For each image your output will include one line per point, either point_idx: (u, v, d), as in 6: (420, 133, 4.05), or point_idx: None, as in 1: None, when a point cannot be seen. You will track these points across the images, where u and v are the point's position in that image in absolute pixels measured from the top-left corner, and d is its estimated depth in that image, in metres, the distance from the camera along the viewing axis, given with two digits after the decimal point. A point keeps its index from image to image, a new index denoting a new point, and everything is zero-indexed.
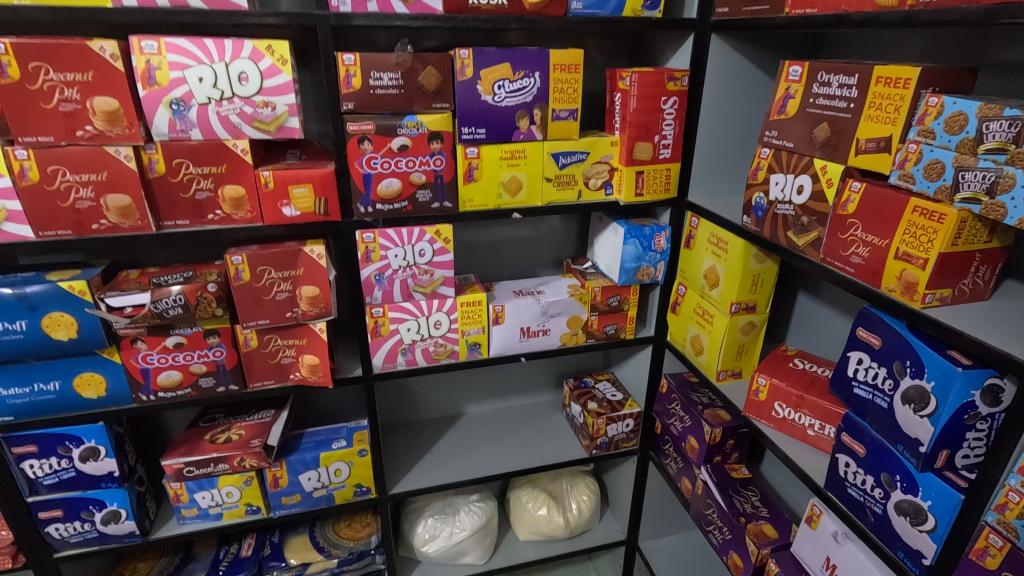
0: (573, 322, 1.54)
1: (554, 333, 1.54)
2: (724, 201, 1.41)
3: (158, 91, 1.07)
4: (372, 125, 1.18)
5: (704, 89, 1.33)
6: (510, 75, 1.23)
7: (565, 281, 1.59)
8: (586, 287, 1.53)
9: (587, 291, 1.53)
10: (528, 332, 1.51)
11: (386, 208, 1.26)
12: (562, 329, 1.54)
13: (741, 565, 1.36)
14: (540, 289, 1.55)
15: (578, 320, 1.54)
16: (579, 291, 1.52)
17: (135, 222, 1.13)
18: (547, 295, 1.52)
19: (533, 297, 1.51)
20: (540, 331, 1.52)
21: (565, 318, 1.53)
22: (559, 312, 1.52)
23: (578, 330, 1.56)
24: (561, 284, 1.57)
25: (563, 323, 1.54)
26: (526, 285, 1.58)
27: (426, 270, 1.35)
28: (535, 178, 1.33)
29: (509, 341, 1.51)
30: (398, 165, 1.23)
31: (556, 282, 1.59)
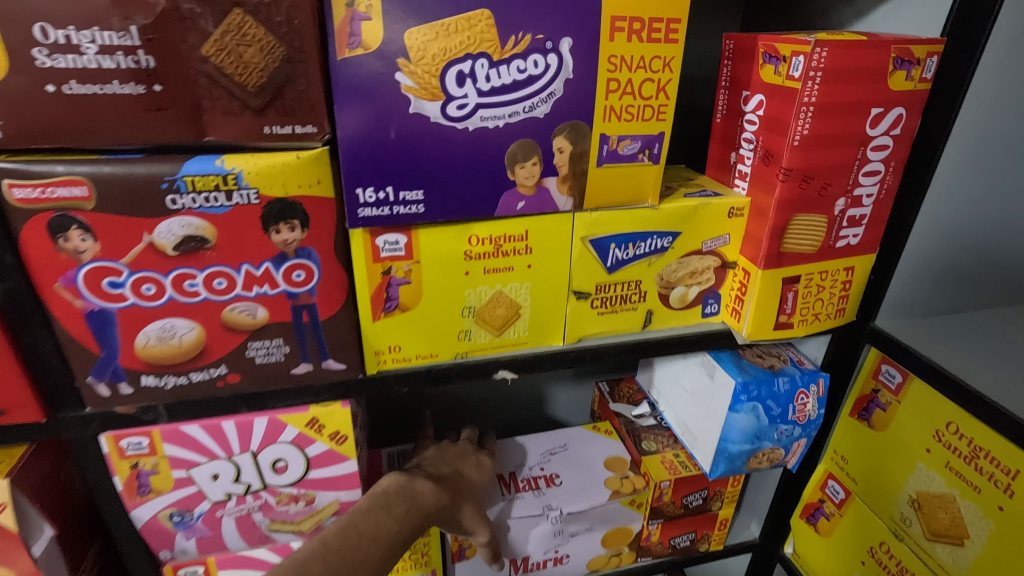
0: (611, 537, 0.80)
1: (575, 558, 0.80)
2: (962, 338, 0.64)
3: None
4: (84, 187, 0.41)
5: (970, 91, 0.54)
6: (492, 44, 0.44)
7: (602, 450, 0.84)
8: (640, 477, 0.78)
9: (641, 488, 0.77)
10: (525, 564, 0.78)
11: (170, 384, 0.50)
12: (589, 550, 0.80)
13: None
14: (549, 474, 0.80)
15: (622, 533, 0.80)
16: (625, 487, 0.77)
17: None
18: (562, 496, 0.76)
19: (538, 501, 0.76)
20: (547, 560, 0.79)
21: (595, 535, 0.79)
22: (585, 527, 0.78)
23: (623, 549, 0.82)
24: (591, 461, 0.81)
25: (594, 541, 0.80)
26: (525, 457, 0.83)
27: (294, 496, 0.59)
28: (548, 294, 0.57)
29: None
30: (185, 287, 0.46)
31: (583, 450, 0.84)
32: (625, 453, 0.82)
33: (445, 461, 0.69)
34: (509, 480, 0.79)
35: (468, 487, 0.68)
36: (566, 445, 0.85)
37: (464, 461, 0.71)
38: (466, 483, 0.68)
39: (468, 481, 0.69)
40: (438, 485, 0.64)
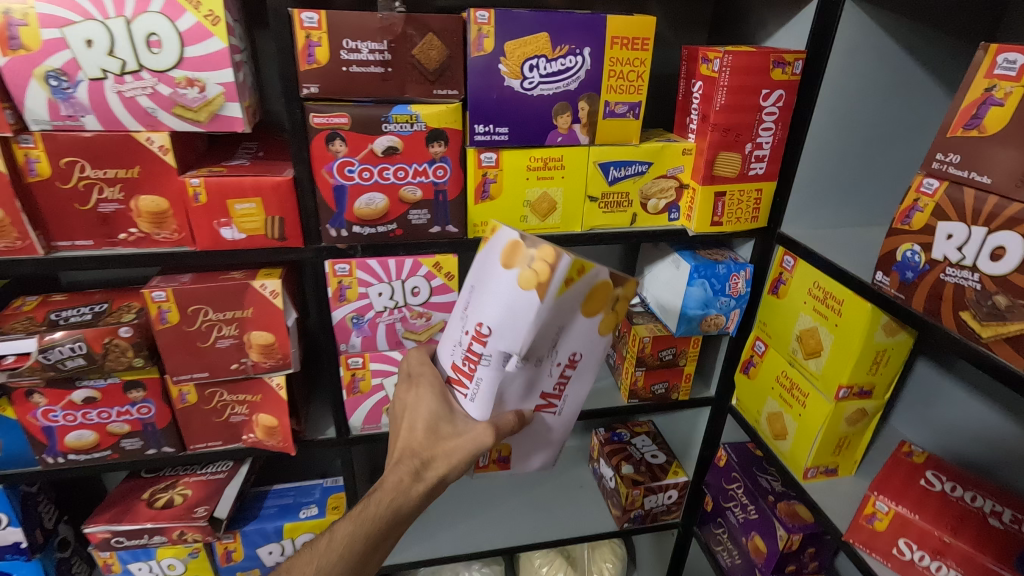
0: (592, 291, 0.75)
1: (591, 359, 0.83)
2: (832, 238, 1.02)
3: (27, 59, 0.72)
4: (346, 118, 0.82)
5: (825, 81, 0.93)
6: (548, 51, 0.85)
7: (498, 250, 0.74)
8: (548, 251, 0.69)
9: (553, 270, 0.69)
10: (546, 391, 0.83)
11: (366, 232, 0.91)
12: (594, 343, 0.81)
13: (764, 550, 1.16)
14: (475, 329, 0.75)
15: (603, 294, 0.77)
16: (542, 277, 0.68)
17: (14, 243, 0.81)
18: (509, 334, 0.72)
19: (495, 355, 0.74)
20: (557, 373, 0.81)
21: (582, 322, 0.78)
22: (564, 326, 0.76)
23: (617, 297, 0.79)
24: (495, 275, 0.73)
25: (584, 323, 0.78)
26: (456, 334, 0.79)
27: (420, 313, 1.01)
28: (574, 196, 0.97)
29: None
30: (383, 175, 0.87)
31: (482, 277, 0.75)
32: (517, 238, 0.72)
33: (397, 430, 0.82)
34: (462, 373, 0.79)
35: (424, 431, 0.79)
36: (471, 287, 0.77)
37: (410, 417, 0.81)
38: (417, 434, 0.79)
39: (427, 434, 0.78)
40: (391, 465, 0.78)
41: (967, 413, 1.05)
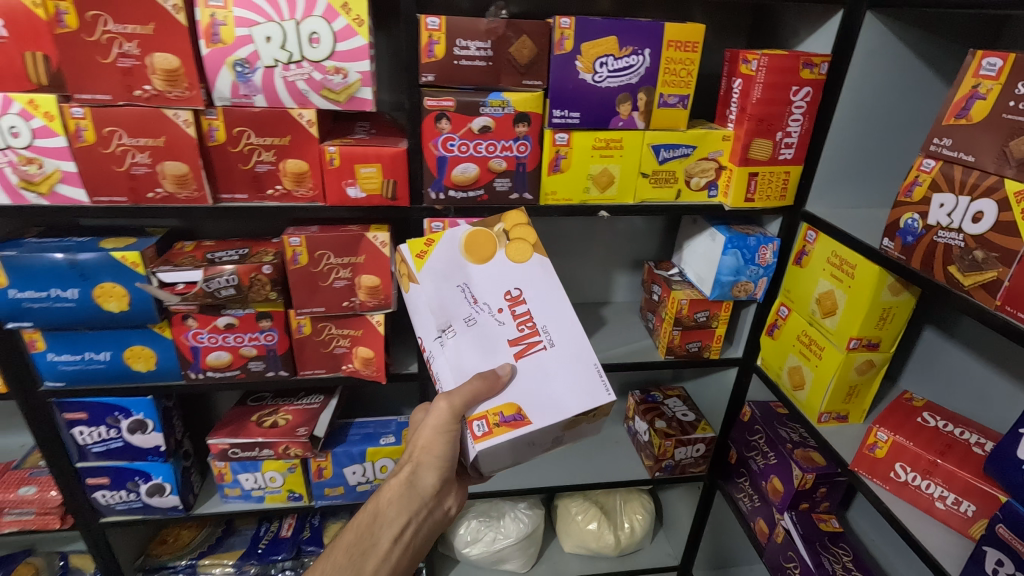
0: (463, 242, 0.99)
1: (527, 284, 0.99)
2: (850, 215, 1.19)
3: (222, 50, 0.95)
4: (452, 102, 1.03)
5: (846, 80, 1.10)
6: (616, 50, 1.04)
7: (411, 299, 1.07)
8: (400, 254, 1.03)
9: (406, 262, 1.01)
10: (512, 342, 0.96)
11: (459, 196, 1.11)
12: (516, 274, 0.99)
13: (781, 490, 1.33)
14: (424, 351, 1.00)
15: (488, 240, 0.99)
16: (407, 273, 1.01)
17: (192, 193, 1.04)
18: (425, 324, 0.99)
19: (434, 341, 0.98)
20: (498, 322, 0.97)
21: (488, 270, 0.99)
22: (465, 281, 0.98)
23: (503, 232, 1.00)
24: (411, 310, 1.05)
25: (482, 270, 0.99)
26: None
27: None
28: (629, 173, 1.16)
29: (562, 433, 0.97)
30: (477, 148, 1.08)
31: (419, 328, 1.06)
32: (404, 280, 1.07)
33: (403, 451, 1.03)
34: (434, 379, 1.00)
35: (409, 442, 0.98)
36: None
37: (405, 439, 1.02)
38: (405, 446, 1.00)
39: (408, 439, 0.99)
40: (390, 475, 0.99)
41: (966, 372, 1.19)
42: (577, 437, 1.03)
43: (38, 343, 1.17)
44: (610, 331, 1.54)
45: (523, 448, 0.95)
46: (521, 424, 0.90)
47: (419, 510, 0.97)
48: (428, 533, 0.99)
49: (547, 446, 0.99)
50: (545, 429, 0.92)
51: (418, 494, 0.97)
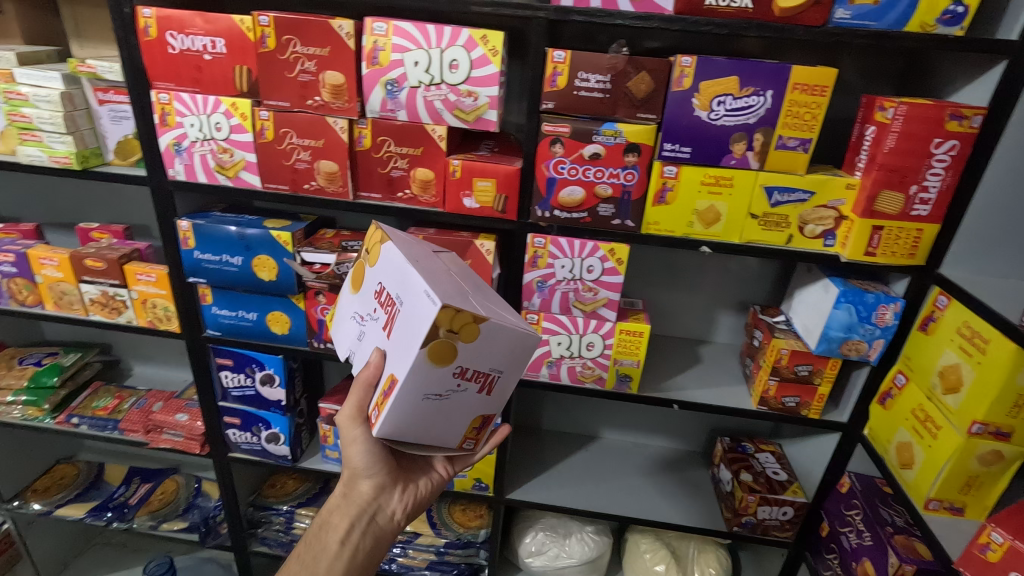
0: (349, 282, 1.06)
1: (383, 273, 0.95)
2: (992, 285, 1.07)
3: (379, 71, 1.12)
4: (567, 128, 1.10)
5: (1003, 137, 1.00)
6: (736, 90, 1.05)
7: None
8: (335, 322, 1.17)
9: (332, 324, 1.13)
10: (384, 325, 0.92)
11: (564, 216, 1.18)
12: (375, 270, 0.98)
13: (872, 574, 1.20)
14: None
15: (361, 268, 1.03)
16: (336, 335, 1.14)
17: (338, 188, 1.23)
18: None
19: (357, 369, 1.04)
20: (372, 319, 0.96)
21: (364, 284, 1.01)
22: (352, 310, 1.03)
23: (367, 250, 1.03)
24: None
25: (360, 294, 1.02)
26: None
27: (591, 287, 1.26)
28: (737, 212, 1.14)
29: (451, 368, 0.88)
30: (585, 173, 1.14)
31: None
32: None
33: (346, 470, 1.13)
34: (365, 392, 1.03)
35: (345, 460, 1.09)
36: None
37: None
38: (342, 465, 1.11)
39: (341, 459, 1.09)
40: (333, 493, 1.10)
41: None
42: (488, 358, 0.90)
43: (207, 297, 1.42)
44: (703, 370, 1.50)
45: (434, 404, 0.91)
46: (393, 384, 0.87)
47: (360, 516, 1.06)
48: (376, 538, 1.07)
49: (461, 385, 0.91)
50: (415, 378, 0.86)
51: (354, 501, 1.07)
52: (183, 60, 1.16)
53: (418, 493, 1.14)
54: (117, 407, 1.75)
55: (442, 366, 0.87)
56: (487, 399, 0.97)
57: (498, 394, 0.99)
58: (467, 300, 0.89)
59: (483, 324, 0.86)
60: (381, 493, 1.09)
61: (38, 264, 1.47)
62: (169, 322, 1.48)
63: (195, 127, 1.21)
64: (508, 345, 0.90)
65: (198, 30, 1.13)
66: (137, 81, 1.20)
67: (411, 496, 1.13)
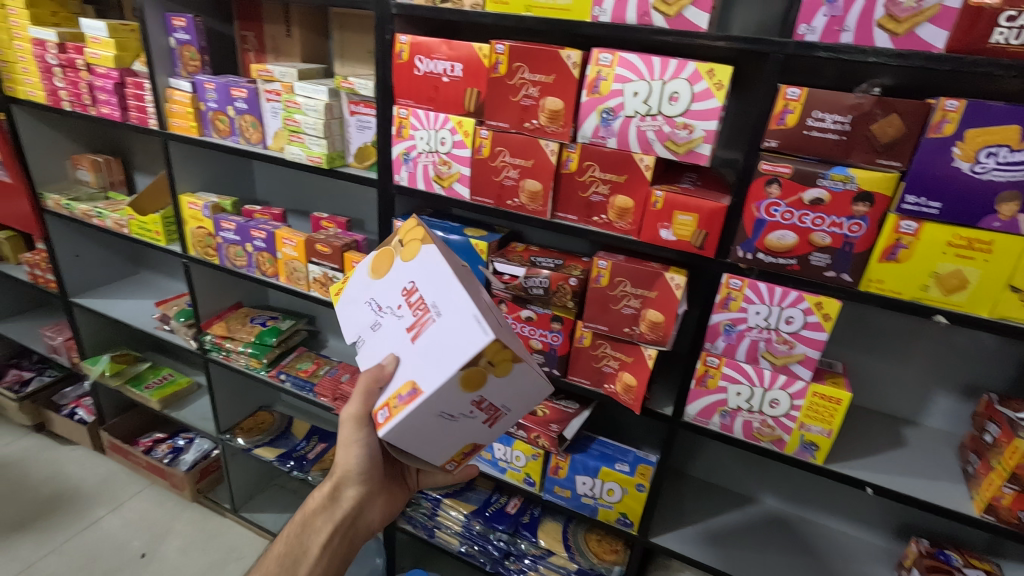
0: (370, 265, 1.11)
1: (419, 275, 0.99)
2: None
3: (597, 99, 1.16)
4: (789, 169, 1.03)
5: None
6: (1015, 141, 0.90)
7: None
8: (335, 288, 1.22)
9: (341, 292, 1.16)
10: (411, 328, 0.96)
11: (769, 260, 1.11)
12: (410, 266, 1.01)
13: None
14: None
15: (387, 255, 1.09)
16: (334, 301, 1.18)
17: (538, 207, 1.29)
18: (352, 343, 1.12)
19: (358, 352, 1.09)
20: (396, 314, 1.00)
21: (392, 273, 1.05)
22: (370, 296, 1.07)
23: (400, 240, 1.08)
24: None
25: (381, 283, 1.06)
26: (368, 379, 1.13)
27: (786, 340, 1.15)
28: (991, 282, 0.97)
29: (473, 395, 0.91)
30: (802, 218, 1.05)
31: None
32: None
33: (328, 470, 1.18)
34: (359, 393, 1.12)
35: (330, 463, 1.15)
36: None
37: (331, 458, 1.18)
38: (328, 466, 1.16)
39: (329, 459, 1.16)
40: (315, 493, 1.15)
41: None
42: (507, 398, 0.96)
43: None
44: (907, 455, 1.29)
45: (443, 422, 0.94)
46: (415, 394, 0.89)
47: (341, 520, 1.13)
48: (352, 542, 1.14)
49: (474, 415, 0.95)
50: (440, 396, 0.88)
51: (337, 505, 1.13)
52: (424, 81, 1.31)
53: (395, 504, 1.23)
54: (315, 372, 2.02)
55: (467, 391, 0.90)
56: (488, 428, 1.02)
57: (496, 427, 1.03)
58: (505, 334, 0.93)
59: (517, 362, 0.90)
60: (363, 504, 1.15)
61: (281, 242, 1.75)
62: None
63: (423, 139, 1.36)
64: (527, 389, 0.96)
65: (442, 56, 1.27)
66: (385, 97, 1.38)
67: (389, 503, 1.21)
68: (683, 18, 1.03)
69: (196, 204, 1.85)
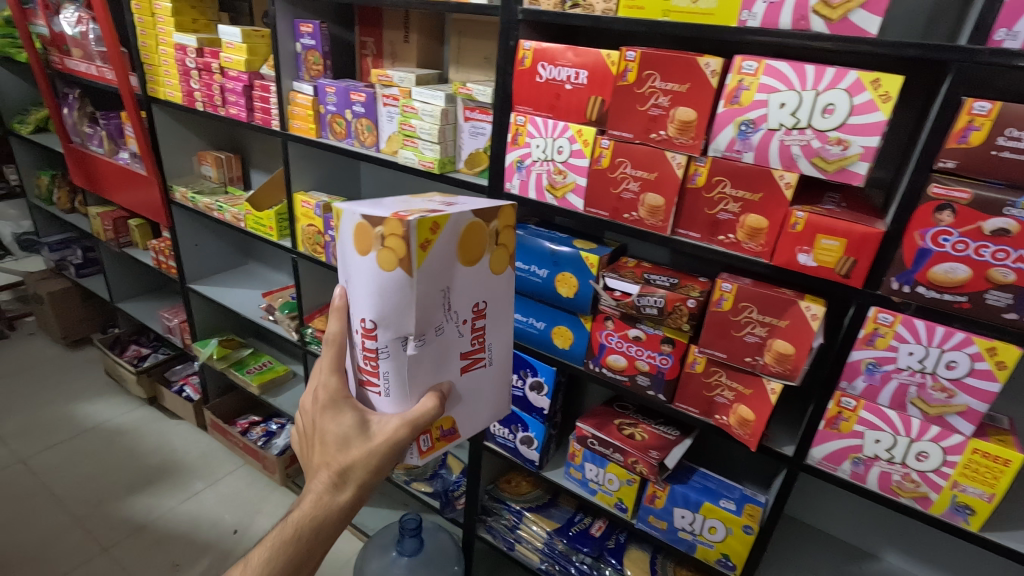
0: (462, 242, 0.91)
1: (491, 297, 1.01)
2: None
3: (736, 110, 1.07)
4: (967, 194, 0.91)
5: None
6: None
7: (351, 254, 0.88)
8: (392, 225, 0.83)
9: (406, 244, 0.83)
10: (467, 358, 1.01)
11: (930, 295, 0.98)
12: (491, 283, 0.99)
13: None
14: (365, 338, 0.91)
15: (479, 239, 0.94)
16: (400, 253, 0.84)
17: (658, 222, 1.22)
18: (399, 318, 0.88)
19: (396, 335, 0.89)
20: (467, 331, 0.98)
21: (474, 272, 0.95)
22: (449, 285, 0.92)
23: (493, 231, 0.96)
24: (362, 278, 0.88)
25: (466, 272, 0.94)
26: (373, 356, 0.91)
27: (944, 387, 1.01)
28: None
29: None
30: (979, 251, 0.92)
31: (352, 288, 0.90)
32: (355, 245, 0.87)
33: (326, 452, 0.91)
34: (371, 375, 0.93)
35: (348, 456, 0.89)
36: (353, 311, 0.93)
37: (336, 437, 0.90)
38: (342, 458, 0.90)
39: (343, 447, 0.90)
40: (322, 485, 0.90)
41: None
42: None
43: None
44: None
45: None
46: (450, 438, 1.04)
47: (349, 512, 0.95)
48: None
49: None
50: None
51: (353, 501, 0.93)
52: (546, 88, 1.28)
53: None
54: None
55: None
56: None
57: None
58: None
59: None
60: (359, 500, 0.92)
61: None
62: None
63: (539, 148, 1.33)
64: None
65: (566, 62, 1.23)
66: (503, 104, 1.36)
67: None
68: (849, 23, 0.93)
69: (309, 203, 1.93)
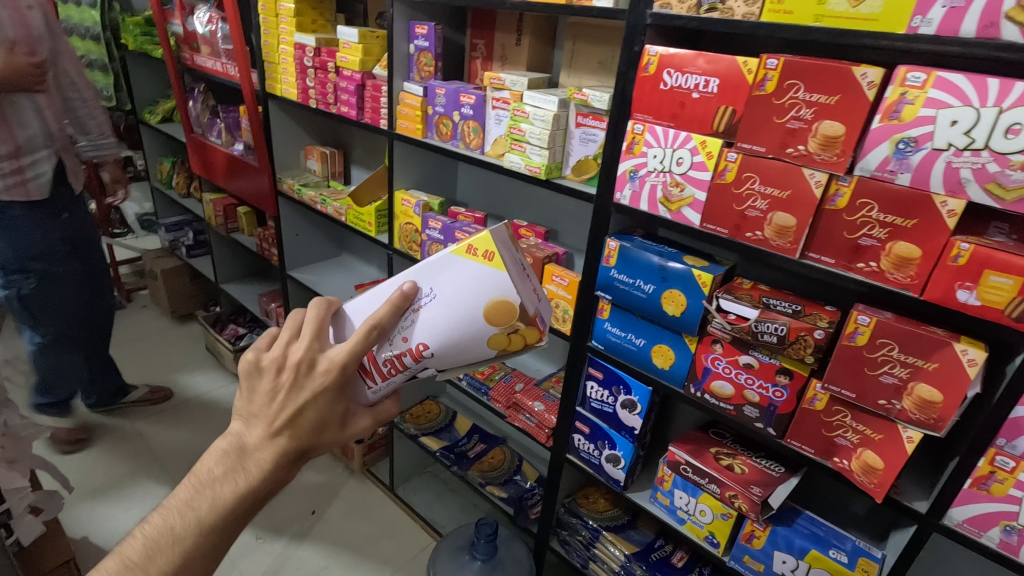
0: None
1: None
2: None
3: (895, 126, 0.97)
4: None
5: None
6: None
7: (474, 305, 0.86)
8: (529, 334, 0.89)
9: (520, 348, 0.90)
10: None
11: None
12: None
13: None
14: (403, 352, 0.89)
15: None
16: (509, 346, 0.89)
17: (786, 244, 1.13)
18: (443, 364, 0.91)
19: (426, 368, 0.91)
20: None
21: None
22: None
23: None
24: (467, 332, 0.87)
25: None
26: (392, 367, 0.90)
27: None
28: None
29: None
30: None
31: (442, 318, 0.87)
32: (487, 307, 0.86)
33: (301, 429, 0.80)
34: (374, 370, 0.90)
35: (320, 437, 0.82)
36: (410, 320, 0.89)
37: (318, 417, 0.80)
38: (316, 440, 0.81)
39: (320, 430, 0.81)
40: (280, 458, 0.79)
41: None
42: None
43: (604, 312, 1.50)
44: None
45: None
46: None
47: None
48: None
49: None
50: None
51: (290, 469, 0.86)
52: (670, 96, 1.22)
53: None
54: (491, 376, 2.04)
55: None
56: None
57: None
58: None
59: None
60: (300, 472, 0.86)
61: None
62: (563, 323, 1.63)
63: (656, 158, 1.27)
64: None
65: (696, 70, 1.17)
66: (620, 111, 1.31)
67: None
68: None
69: (409, 202, 1.96)
